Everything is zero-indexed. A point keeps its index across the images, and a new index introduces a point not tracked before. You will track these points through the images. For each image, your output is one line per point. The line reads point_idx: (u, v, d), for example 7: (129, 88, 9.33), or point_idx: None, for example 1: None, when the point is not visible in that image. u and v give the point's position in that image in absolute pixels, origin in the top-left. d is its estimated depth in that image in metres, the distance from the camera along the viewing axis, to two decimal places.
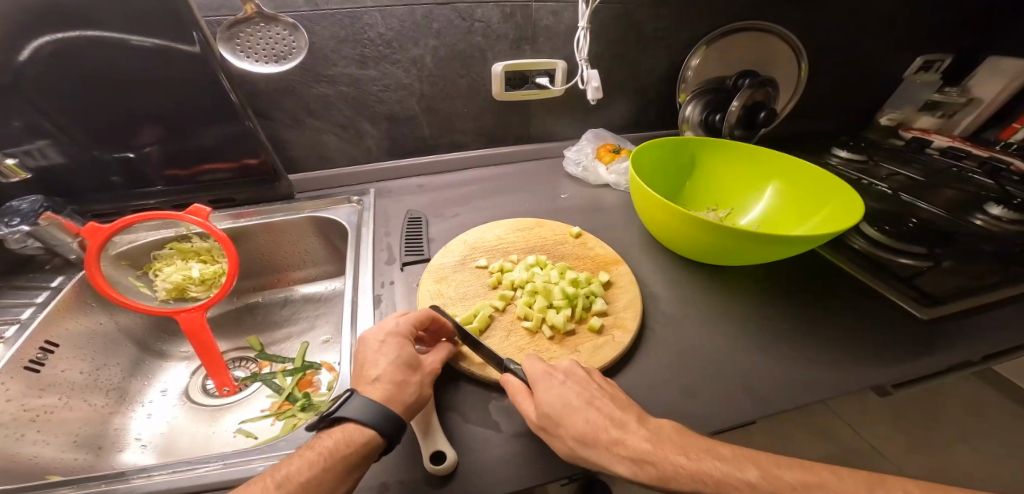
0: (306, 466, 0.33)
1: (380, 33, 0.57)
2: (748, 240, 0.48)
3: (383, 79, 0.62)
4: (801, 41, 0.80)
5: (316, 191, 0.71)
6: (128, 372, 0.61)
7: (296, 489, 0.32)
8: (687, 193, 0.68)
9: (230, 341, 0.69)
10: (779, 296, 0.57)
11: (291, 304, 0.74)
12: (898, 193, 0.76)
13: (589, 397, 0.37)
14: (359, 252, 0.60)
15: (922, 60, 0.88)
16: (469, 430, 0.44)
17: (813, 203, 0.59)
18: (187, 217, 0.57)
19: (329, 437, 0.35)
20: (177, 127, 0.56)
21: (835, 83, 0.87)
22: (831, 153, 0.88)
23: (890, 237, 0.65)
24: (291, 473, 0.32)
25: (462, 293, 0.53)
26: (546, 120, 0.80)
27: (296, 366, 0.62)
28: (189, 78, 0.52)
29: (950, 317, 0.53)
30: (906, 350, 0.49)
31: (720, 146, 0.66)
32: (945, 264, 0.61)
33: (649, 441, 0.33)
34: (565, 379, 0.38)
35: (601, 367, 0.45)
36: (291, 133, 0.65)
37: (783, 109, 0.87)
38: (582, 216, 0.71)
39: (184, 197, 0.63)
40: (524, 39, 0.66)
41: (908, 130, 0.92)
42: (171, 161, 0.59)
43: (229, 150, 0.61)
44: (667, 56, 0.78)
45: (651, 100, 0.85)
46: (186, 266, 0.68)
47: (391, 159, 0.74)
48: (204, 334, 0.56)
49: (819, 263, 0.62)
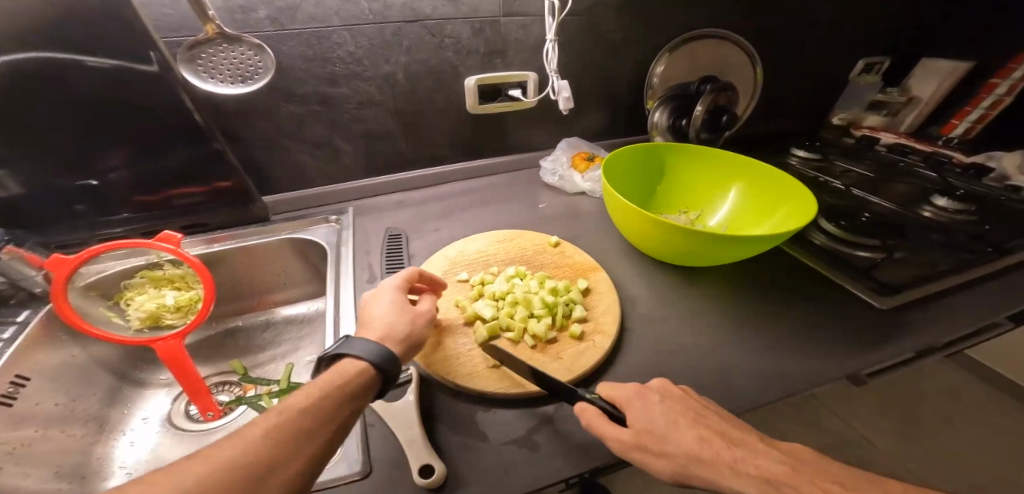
0: (306, 396, 0.32)
1: (350, 52, 0.57)
2: (716, 241, 0.51)
3: (356, 97, 0.62)
4: (756, 49, 0.85)
5: (293, 212, 0.70)
6: (105, 402, 0.59)
7: (296, 414, 0.31)
8: (659, 198, 0.71)
9: (212, 366, 0.67)
10: (753, 293, 0.60)
11: (273, 327, 0.72)
12: (851, 188, 0.81)
13: (694, 416, 0.37)
14: (339, 272, 0.59)
15: (864, 63, 0.94)
16: (461, 444, 0.44)
17: (774, 203, 0.62)
18: (157, 244, 0.55)
19: (326, 372, 0.35)
20: (145, 150, 0.55)
21: (790, 87, 0.93)
22: (790, 153, 0.92)
23: (846, 231, 0.68)
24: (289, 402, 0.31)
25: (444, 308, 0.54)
26: (521, 131, 0.81)
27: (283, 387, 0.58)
28: (156, 100, 0.51)
29: (907, 305, 0.56)
30: (871, 338, 0.52)
31: (685, 152, 0.69)
32: (898, 254, 0.65)
33: (781, 464, 0.34)
34: (663, 399, 0.38)
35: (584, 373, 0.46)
36: (264, 154, 0.64)
37: (745, 112, 0.91)
38: (561, 224, 0.72)
39: (153, 223, 0.61)
40: (494, 52, 0.68)
41: (858, 129, 0.98)
42: (140, 185, 0.58)
43: (199, 172, 0.59)
44: (634, 66, 0.81)
45: (621, 107, 0.88)
46: (159, 294, 0.66)
47: (368, 177, 0.74)
48: (183, 359, 0.54)
49: (787, 260, 0.65)
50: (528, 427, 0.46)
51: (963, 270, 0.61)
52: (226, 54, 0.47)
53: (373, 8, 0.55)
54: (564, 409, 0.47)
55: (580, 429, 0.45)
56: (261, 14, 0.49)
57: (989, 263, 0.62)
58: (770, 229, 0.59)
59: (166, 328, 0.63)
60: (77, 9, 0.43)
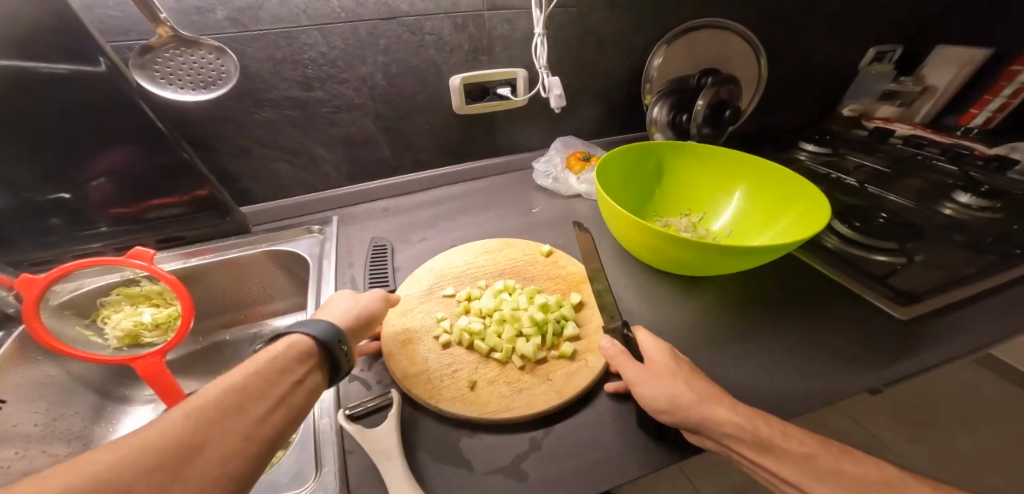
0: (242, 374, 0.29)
1: (322, 53, 0.53)
2: (717, 251, 0.47)
3: (333, 100, 0.59)
4: (760, 37, 0.80)
5: (275, 222, 0.67)
6: (90, 418, 0.57)
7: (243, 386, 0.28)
8: (659, 201, 0.67)
9: (199, 381, 0.64)
10: (762, 302, 0.56)
11: (260, 340, 0.69)
12: (865, 185, 0.76)
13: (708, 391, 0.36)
14: (319, 288, 0.56)
15: (875, 50, 0.89)
16: (443, 471, 0.41)
17: (781, 207, 0.58)
18: (130, 260, 0.52)
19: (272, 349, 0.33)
20: (108, 162, 0.52)
21: (795, 78, 0.88)
22: (799, 147, 0.88)
23: (861, 233, 0.64)
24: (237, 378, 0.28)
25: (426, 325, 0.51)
26: (512, 131, 0.78)
27: None
28: (117, 108, 0.48)
29: (930, 314, 0.52)
30: (892, 351, 0.48)
31: (689, 152, 0.65)
32: (919, 257, 0.61)
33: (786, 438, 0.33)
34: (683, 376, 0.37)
35: (575, 396, 0.43)
36: (239, 163, 0.60)
37: (750, 105, 0.87)
38: (557, 229, 0.68)
39: (127, 238, 0.58)
40: (480, 49, 0.64)
41: (870, 120, 0.93)
42: (113, 197, 0.55)
43: (170, 183, 0.56)
44: (628, 59, 0.77)
45: (618, 104, 0.83)
46: (137, 311, 0.63)
47: (353, 184, 0.70)
48: (167, 378, 0.52)
49: (797, 264, 0.62)
50: (517, 454, 0.42)
51: (989, 274, 0.56)
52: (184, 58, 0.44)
53: (344, 5, 0.51)
54: (556, 434, 0.44)
55: (573, 454, 0.42)
56: (221, 15, 0.46)
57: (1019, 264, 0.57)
58: (776, 235, 0.55)
59: (144, 346, 0.61)
60: (18, 11, 0.40)
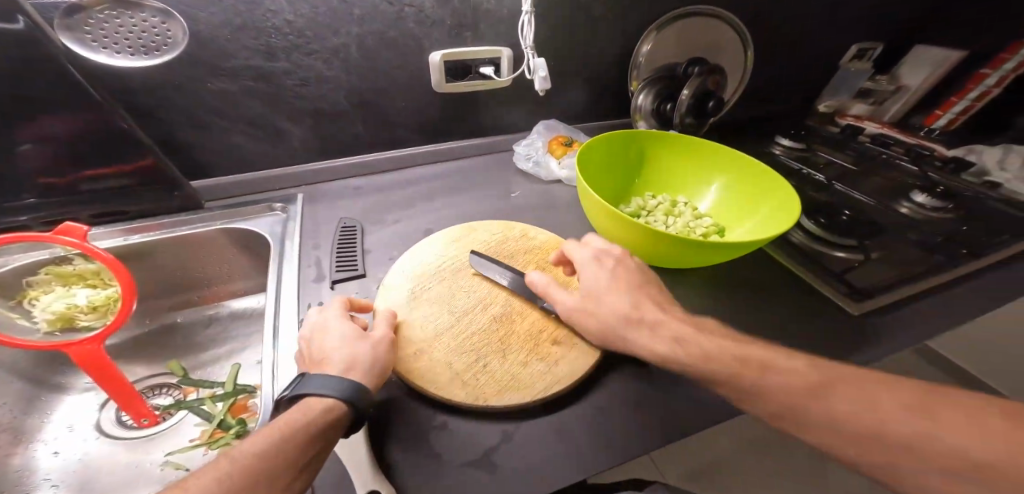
0: (262, 443, 0.29)
1: (288, 20, 0.51)
2: (690, 246, 0.50)
3: (301, 72, 0.56)
4: (748, 31, 0.81)
5: (231, 199, 0.63)
6: (20, 408, 0.51)
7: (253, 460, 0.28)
8: (636, 188, 0.69)
9: (147, 367, 0.61)
10: (737, 298, 0.55)
11: (218, 323, 0.66)
12: (833, 182, 0.78)
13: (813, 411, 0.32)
14: (281, 269, 0.54)
15: (856, 48, 0.92)
16: (409, 462, 0.38)
17: (756, 196, 0.61)
18: (59, 238, 0.44)
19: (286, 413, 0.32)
20: (17, 120, 0.45)
21: (773, 73, 0.90)
22: (775, 141, 0.89)
23: (827, 230, 0.64)
24: (246, 448, 0.28)
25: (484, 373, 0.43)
26: (496, 111, 0.75)
27: (228, 390, 0.55)
28: (33, 68, 0.43)
29: (879, 310, 0.53)
30: (850, 341, 0.49)
31: (669, 146, 0.68)
32: (876, 255, 0.61)
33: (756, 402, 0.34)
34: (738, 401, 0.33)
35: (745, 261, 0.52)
36: (191, 134, 0.57)
37: (733, 96, 0.89)
38: (534, 213, 0.68)
39: (63, 210, 0.52)
40: (463, 26, 0.61)
41: (843, 117, 0.96)
42: (46, 165, 0.49)
43: (109, 154, 0.51)
44: (618, 41, 0.75)
45: (603, 88, 0.81)
46: (69, 291, 0.52)
47: (323, 160, 0.68)
48: (108, 366, 0.47)
49: (765, 261, 0.60)
50: (486, 447, 0.40)
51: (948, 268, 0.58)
52: (126, 23, 0.45)
53: None
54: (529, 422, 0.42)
55: (533, 467, 0.39)
56: None
57: (963, 265, 0.58)
58: (752, 227, 0.59)
59: (80, 331, 0.50)
60: None
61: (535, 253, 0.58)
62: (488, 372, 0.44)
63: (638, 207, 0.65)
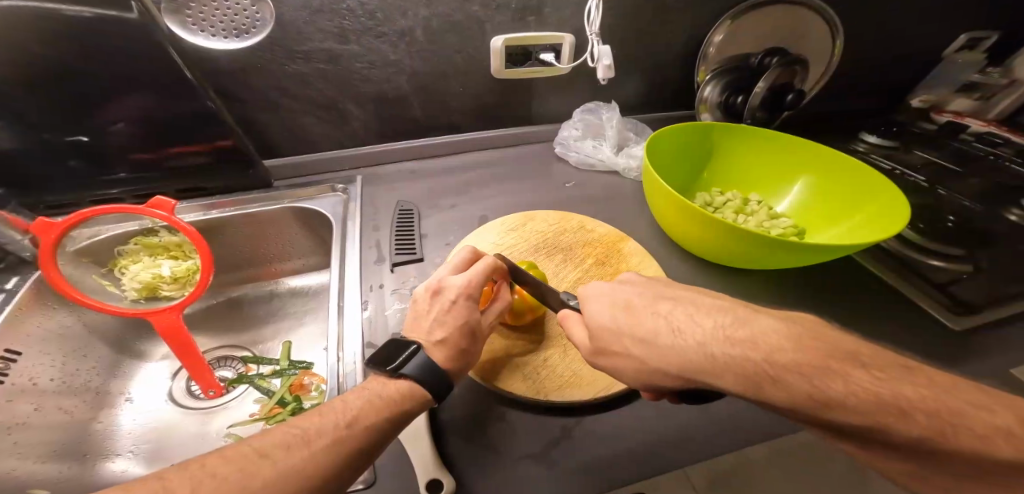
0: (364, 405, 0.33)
1: (361, 3, 0.52)
2: (785, 249, 0.46)
3: (368, 55, 0.58)
4: (834, 12, 0.72)
5: (297, 179, 0.66)
6: (107, 372, 0.55)
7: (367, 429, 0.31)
8: (701, 183, 0.66)
9: (215, 339, 0.63)
10: (816, 300, 0.51)
11: (278, 299, 0.68)
12: (935, 186, 0.70)
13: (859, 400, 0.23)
14: (345, 248, 0.56)
15: (967, 37, 0.82)
16: (477, 442, 0.39)
17: (852, 203, 0.57)
18: (149, 210, 0.47)
19: (394, 387, 0.35)
20: (109, 94, 0.48)
21: (861, 61, 0.82)
22: (860, 138, 0.82)
23: (923, 236, 0.59)
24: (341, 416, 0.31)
25: (541, 372, 0.43)
26: (552, 99, 0.73)
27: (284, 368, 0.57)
28: (138, 53, 0.46)
29: (986, 326, 0.47)
30: (953, 355, 0.45)
31: (746, 139, 0.64)
32: (983, 267, 0.55)
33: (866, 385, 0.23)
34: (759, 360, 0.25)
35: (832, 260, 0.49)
36: (266, 115, 0.61)
37: (815, 87, 0.81)
38: (593, 205, 0.66)
39: (150, 185, 0.57)
40: (528, 9, 0.59)
41: (940, 113, 0.86)
42: (134, 141, 0.52)
43: (195, 132, 0.54)
44: (689, 27, 0.70)
45: (668, 78, 0.77)
46: (155, 263, 0.56)
47: (379, 143, 0.69)
48: (184, 337, 0.49)
49: (851, 266, 0.56)
50: (547, 440, 0.40)
51: None
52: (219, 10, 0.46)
53: None
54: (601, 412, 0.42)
55: (600, 458, 0.38)
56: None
57: None
58: (843, 234, 0.55)
59: (162, 300, 0.54)
60: None
61: (584, 242, 0.57)
62: (548, 366, 0.44)
63: (707, 202, 0.62)
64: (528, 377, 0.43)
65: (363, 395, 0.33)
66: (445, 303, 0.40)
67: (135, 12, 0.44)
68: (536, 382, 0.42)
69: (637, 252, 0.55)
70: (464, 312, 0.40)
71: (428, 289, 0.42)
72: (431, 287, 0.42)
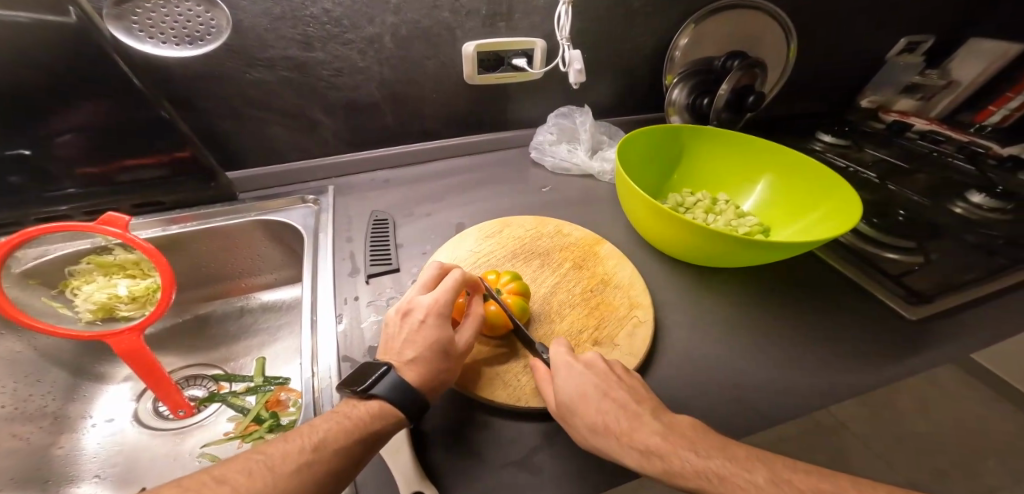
0: (329, 428, 0.32)
1: (325, 10, 0.51)
2: (747, 248, 0.48)
3: (335, 63, 0.56)
4: (789, 16, 0.76)
5: (264, 190, 0.64)
6: (64, 397, 0.51)
7: (332, 453, 0.30)
8: (672, 184, 0.68)
9: (182, 358, 0.60)
10: (783, 296, 0.54)
11: (248, 314, 0.65)
12: (884, 181, 0.75)
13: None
14: (317, 261, 0.54)
15: (907, 41, 0.88)
16: (460, 455, 0.39)
17: (811, 199, 0.59)
18: (100, 228, 0.43)
19: (362, 407, 0.34)
20: (51, 104, 0.45)
21: (815, 67, 0.87)
22: (816, 137, 0.87)
23: (878, 231, 0.63)
24: (309, 438, 0.31)
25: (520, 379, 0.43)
26: (525, 104, 0.73)
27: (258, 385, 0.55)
28: (84, 60, 0.43)
29: (937, 315, 0.51)
30: (908, 344, 0.48)
31: (712, 140, 0.66)
32: (931, 257, 0.59)
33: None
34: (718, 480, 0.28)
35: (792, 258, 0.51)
36: (228, 125, 0.58)
37: (773, 89, 0.85)
38: (569, 208, 0.67)
39: (102, 200, 0.53)
40: (498, 15, 0.59)
41: (887, 113, 0.92)
42: (81, 154, 0.49)
43: (150, 143, 0.51)
44: (656, 33, 0.72)
45: (638, 82, 0.79)
46: (110, 282, 0.53)
47: (350, 151, 0.68)
48: (149, 357, 0.46)
49: (814, 262, 0.58)
50: (529, 447, 0.40)
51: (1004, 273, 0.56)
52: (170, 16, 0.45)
53: None
54: None
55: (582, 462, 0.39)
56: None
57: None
58: (803, 230, 0.57)
59: (120, 320, 0.51)
60: None
61: (561, 246, 0.58)
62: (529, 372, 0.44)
63: (678, 203, 0.64)
64: (506, 385, 0.43)
65: (333, 417, 0.33)
66: (415, 322, 0.40)
67: (75, 17, 0.41)
68: (515, 390, 0.42)
69: (614, 254, 0.56)
70: (436, 330, 0.39)
71: (399, 310, 0.41)
72: (402, 307, 0.41)
